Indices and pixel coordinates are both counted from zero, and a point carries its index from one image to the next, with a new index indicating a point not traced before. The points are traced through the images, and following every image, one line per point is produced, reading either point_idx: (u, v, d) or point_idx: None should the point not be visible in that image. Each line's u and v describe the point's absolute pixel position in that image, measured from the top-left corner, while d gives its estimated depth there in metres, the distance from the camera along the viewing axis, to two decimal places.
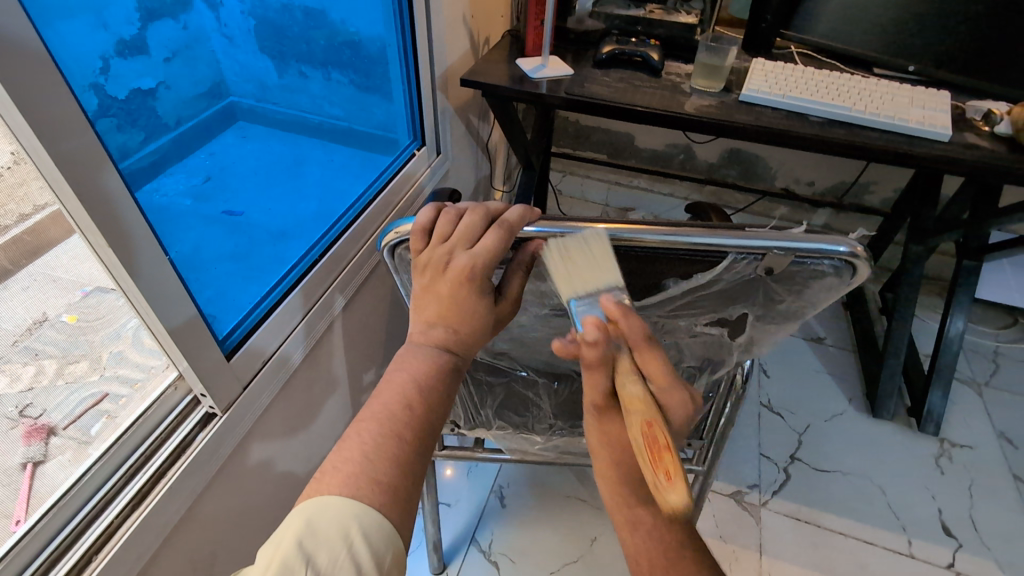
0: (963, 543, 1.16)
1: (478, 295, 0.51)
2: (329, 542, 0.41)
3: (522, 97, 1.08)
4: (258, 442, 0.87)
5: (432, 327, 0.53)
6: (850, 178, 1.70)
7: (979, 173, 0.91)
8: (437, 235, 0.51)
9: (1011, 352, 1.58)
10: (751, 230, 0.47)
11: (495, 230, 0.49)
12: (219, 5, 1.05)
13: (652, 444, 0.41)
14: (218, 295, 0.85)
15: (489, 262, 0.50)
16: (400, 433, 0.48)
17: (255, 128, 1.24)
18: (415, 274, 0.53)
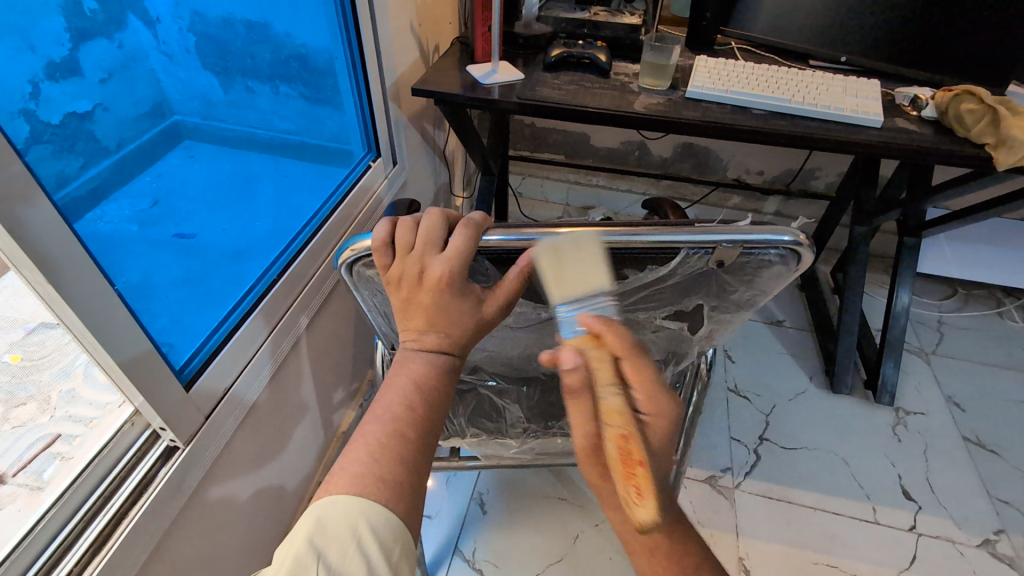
0: (922, 505, 1.22)
1: (462, 297, 0.50)
2: (339, 539, 0.41)
3: (473, 104, 1.08)
4: (227, 470, 0.84)
5: (423, 334, 0.52)
6: (796, 166, 1.77)
7: (912, 155, 0.96)
8: (400, 247, 0.50)
9: (953, 321, 1.68)
10: (701, 226, 0.48)
11: (462, 230, 0.49)
12: (155, 23, 1.01)
13: (628, 457, 0.50)
14: (174, 324, 0.83)
15: (464, 263, 0.49)
16: (404, 431, 0.47)
17: (201, 146, 1.21)
18: (390, 290, 0.51)
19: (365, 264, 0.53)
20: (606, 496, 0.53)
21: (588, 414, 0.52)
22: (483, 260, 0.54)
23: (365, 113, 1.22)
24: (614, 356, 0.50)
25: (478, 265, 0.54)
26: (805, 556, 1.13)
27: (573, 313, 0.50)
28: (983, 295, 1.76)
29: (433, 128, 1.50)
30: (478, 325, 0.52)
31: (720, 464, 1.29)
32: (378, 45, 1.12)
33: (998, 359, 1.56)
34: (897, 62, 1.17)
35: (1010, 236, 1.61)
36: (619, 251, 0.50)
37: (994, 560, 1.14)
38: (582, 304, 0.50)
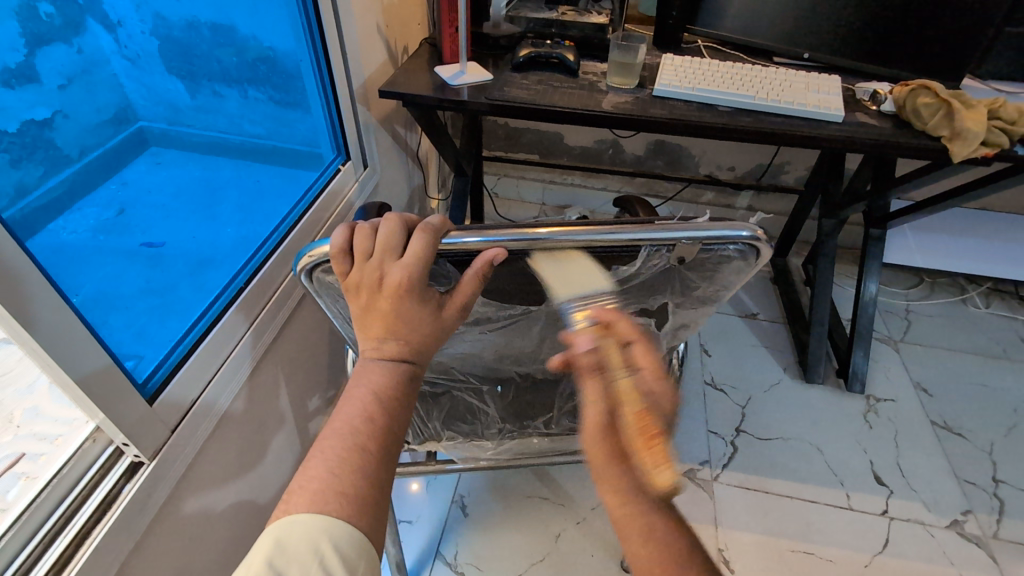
0: (893, 489, 1.25)
1: (421, 302, 0.51)
2: (300, 559, 0.40)
3: (441, 105, 1.07)
4: (197, 483, 0.82)
5: (383, 342, 0.52)
6: (766, 161, 1.80)
7: (873, 149, 0.98)
8: (359, 254, 0.49)
9: (920, 309, 1.72)
10: (660, 223, 0.48)
11: (421, 235, 0.48)
12: (117, 27, 1.01)
13: (646, 431, 0.50)
14: (134, 337, 0.80)
15: (422, 269, 0.49)
16: (363, 446, 0.47)
17: (168, 152, 1.19)
18: (349, 297, 0.51)
19: (325, 270, 0.52)
20: (610, 476, 0.51)
21: (604, 391, 0.53)
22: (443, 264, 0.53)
23: (333, 116, 1.20)
24: (623, 340, 0.54)
25: (441, 268, 0.54)
26: (782, 544, 1.15)
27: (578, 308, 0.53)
28: (948, 283, 1.82)
29: (405, 130, 1.49)
30: (435, 331, 0.53)
31: (698, 457, 1.30)
32: (344, 47, 1.11)
33: (963, 344, 1.61)
34: (857, 58, 1.20)
35: (971, 225, 1.66)
36: (585, 251, 0.50)
37: (961, 540, 1.17)
38: (586, 300, 0.52)
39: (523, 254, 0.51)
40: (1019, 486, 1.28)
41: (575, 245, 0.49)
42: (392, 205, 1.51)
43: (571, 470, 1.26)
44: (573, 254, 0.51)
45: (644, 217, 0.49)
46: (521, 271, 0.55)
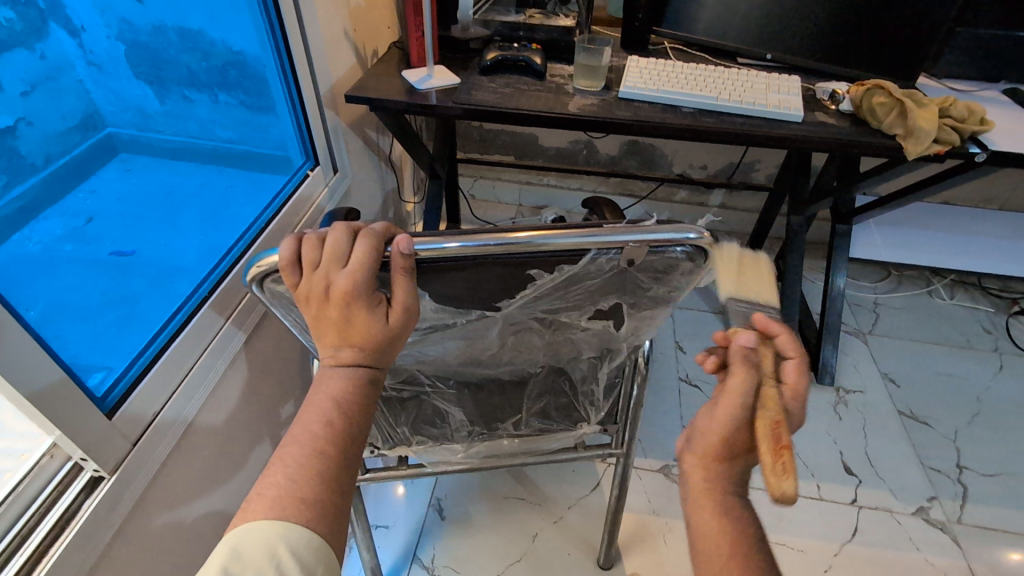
0: (862, 479, 1.29)
1: (367, 311, 0.50)
2: (255, 563, 0.41)
3: (407, 109, 1.07)
4: (164, 494, 0.81)
5: (338, 350, 0.51)
6: (736, 159, 1.84)
7: (834, 146, 1.00)
8: (307, 265, 0.49)
9: (888, 301, 1.77)
10: (607, 228, 0.50)
11: (366, 240, 0.50)
12: (80, 32, 0.99)
13: (779, 439, 0.44)
14: (87, 348, 0.79)
15: (366, 277, 0.49)
16: (323, 450, 0.47)
17: (139, 159, 1.17)
18: (302, 309, 0.51)
19: (275, 278, 0.53)
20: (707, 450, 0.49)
21: (752, 385, 0.48)
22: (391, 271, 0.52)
23: (300, 120, 1.19)
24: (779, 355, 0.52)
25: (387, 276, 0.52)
26: None
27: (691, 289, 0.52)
28: (914, 276, 1.86)
29: (376, 134, 1.48)
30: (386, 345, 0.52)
31: (672, 453, 1.32)
32: (308, 52, 1.10)
33: (929, 335, 1.65)
34: (818, 58, 1.23)
35: (936, 218, 1.70)
36: (530, 255, 0.52)
37: (927, 526, 1.21)
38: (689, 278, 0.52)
39: (477, 260, 0.52)
40: (982, 471, 1.32)
41: (526, 249, 0.51)
42: (364, 209, 1.50)
43: (548, 471, 1.27)
44: (522, 259, 0.52)
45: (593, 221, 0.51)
46: (473, 278, 0.55)
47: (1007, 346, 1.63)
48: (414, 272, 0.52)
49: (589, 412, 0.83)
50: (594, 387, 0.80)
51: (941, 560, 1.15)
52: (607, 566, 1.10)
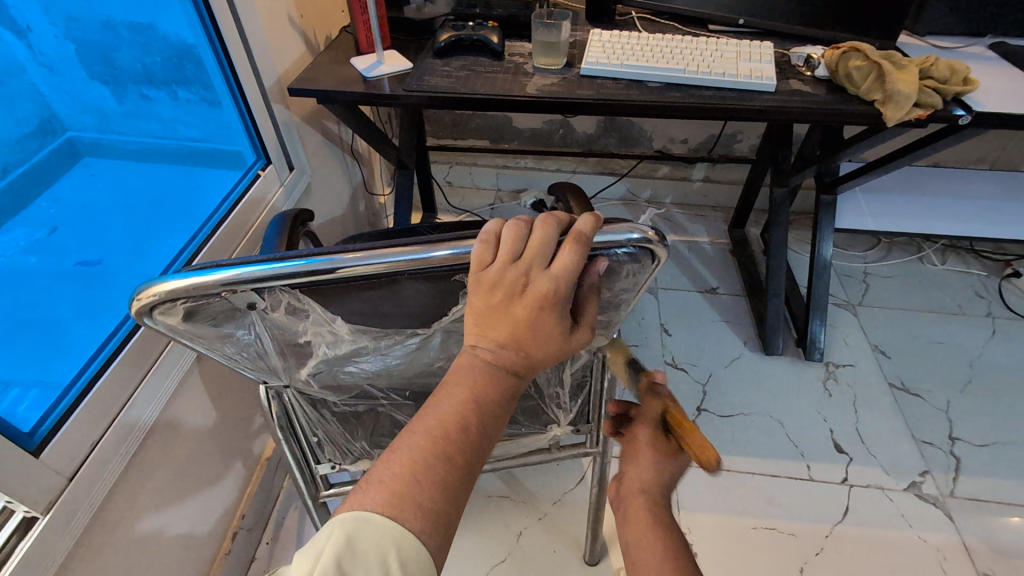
0: (852, 456, 1.26)
1: (541, 298, 0.44)
2: (365, 565, 0.40)
3: (361, 100, 1.01)
4: (114, 525, 0.77)
5: (502, 348, 0.47)
6: (716, 131, 1.77)
7: (810, 116, 0.94)
8: (483, 266, 0.44)
9: (878, 270, 1.72)
10: (541, 240, 0.44)
11: (546, 229, 0.44)
12: (27, 32, 0.90)
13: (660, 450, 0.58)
14: (13, 367, 0.79)
15: (537, 258, 0.44)
16: (451, 456, 0.45)
17: (103, 163, 1.13)
18: (480, 310, 0.46)
19: (165, 310, 0.43)
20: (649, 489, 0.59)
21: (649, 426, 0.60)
22: (293, 293, 0.45)
23: (245, 116, 1.12)
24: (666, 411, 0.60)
25: (290, 300, 0.45)
26: (744, 522, 1.15)
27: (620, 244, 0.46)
28: (904, 242, 1.82)
29: (336, 124, 1.41)
30: (568, 343, 0.47)
31: None
32: (247, 43, 1.04)
33: (920, 303, 1.61)
34: (793, 21, 1.16)
35: (925, 182, 1.64)
36: (456, 269, 0.46)
37: (919, 501, 1.18)
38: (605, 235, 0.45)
39: (389, 276, 0.45)
40: (974, 441, 1.29)
41: (447, 256, 0.45)
42: (330, 206, 1.44)
43: (533, 467, 1.24)
44: (445, 270, 0.46)
45: (526, 234, 0.45)
46: (395, 295, 0.48)
47: (1000, 310, 1.59)
48: (322, 293, 0.45)
49: (558, 414, 0.80)
50: (560, 390, 0.76)
51: (935, 537, 1.12)
52: (593, 563, 1.07)
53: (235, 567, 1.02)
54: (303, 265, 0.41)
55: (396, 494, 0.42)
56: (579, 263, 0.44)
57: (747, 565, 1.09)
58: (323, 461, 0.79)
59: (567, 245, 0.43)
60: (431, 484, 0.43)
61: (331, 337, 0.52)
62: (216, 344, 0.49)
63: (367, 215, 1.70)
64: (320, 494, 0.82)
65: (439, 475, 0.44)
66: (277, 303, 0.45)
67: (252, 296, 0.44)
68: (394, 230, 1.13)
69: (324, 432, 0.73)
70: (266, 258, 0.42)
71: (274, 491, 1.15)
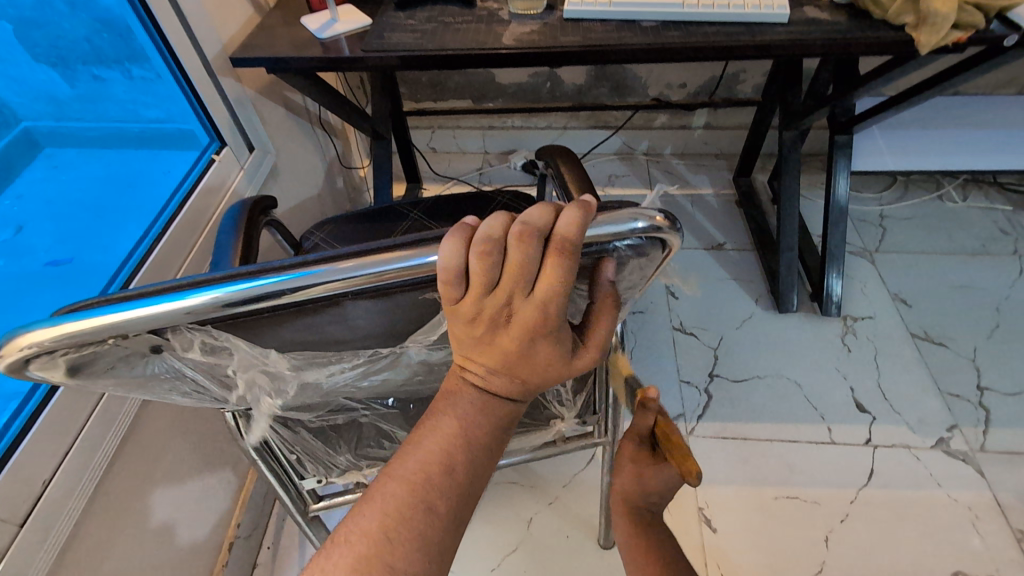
0: (876, 415, 1.19)
1: (528, 326, 0.36)
2: None
3: (316, 67, 0.89)
4: (86, 559, 0.72)
5: (493, 374, 0.41)
6: (717, 72, 1.63)
7: (829, 48, 0.82)
8: (453, 296, 0.35)
9: (895, 213, 1.61)
10: (520, 259, 0.33)
11: (523, 246, 0.33)
12: None
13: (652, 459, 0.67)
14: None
15: (516, 283, 0.34)
16: (432, 504, 0.38)
17: (66, 153, 1.01)
18: (462, 335, 0.39)
19: (46, 363, 0.34)
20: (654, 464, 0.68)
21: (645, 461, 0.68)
22: (204, 329, 0.36)
23: (191, 94, 1.01)
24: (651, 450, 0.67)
25: (204, 337, 0.37)
26: (764, 492, 1.10)
27: (625, 236, 0.35)
28: (921, 180, 1.70)
29: (300, 96, 1.28)
30: (569, 367, 0.41)
31: (671, 411, 1.22)
32: (178, 9, 0.91)
33: (941, 245, 1.51)
34: None
35: (945, 114, 1.51)
36: (412, 286, 0.37)
37: (948, 458, 1.12)
38: (603, 228, 0.35)
39: (318, 301, 0.36)
40: (1003, 390, 1.22)
41: (390, 276, 0.35)
42: (303, 186, 1.33)
43: None
44: (395, 288, 0.37)
45: (500, 246, 0.34)
46: (341, 317, 0.39)
47: None
48: (245, 325, 0.37)
49: (561, 409, 0.72)
50: (561, 387, 0.68)
51: (965, 495, 1.07)
52: (609, 546, 1.03)
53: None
54: (213, 295, 0.32)
55: (363, 559, 0.35)
56: (569, 280, 0.34)
57: (769, 538, 1.04)
58: (308, 477, 0.72)
59: (550, 263, 0.33)
60: (405, 540, 0.36)
61: (271, 367, 0.43)
62: (135, 387, 0.41)
63: (346, 191, 1.59)
64: (309, 508, 0.75)
65: (416, 529, 0.37)
66: (188, 343, 0.37)
67: (155, 337, 0.35)
68: (371, 210, 1.02)
69: (302, 449, 0.66)
70: (172, 288, 0.33)
71: (271, 494, 1.09)
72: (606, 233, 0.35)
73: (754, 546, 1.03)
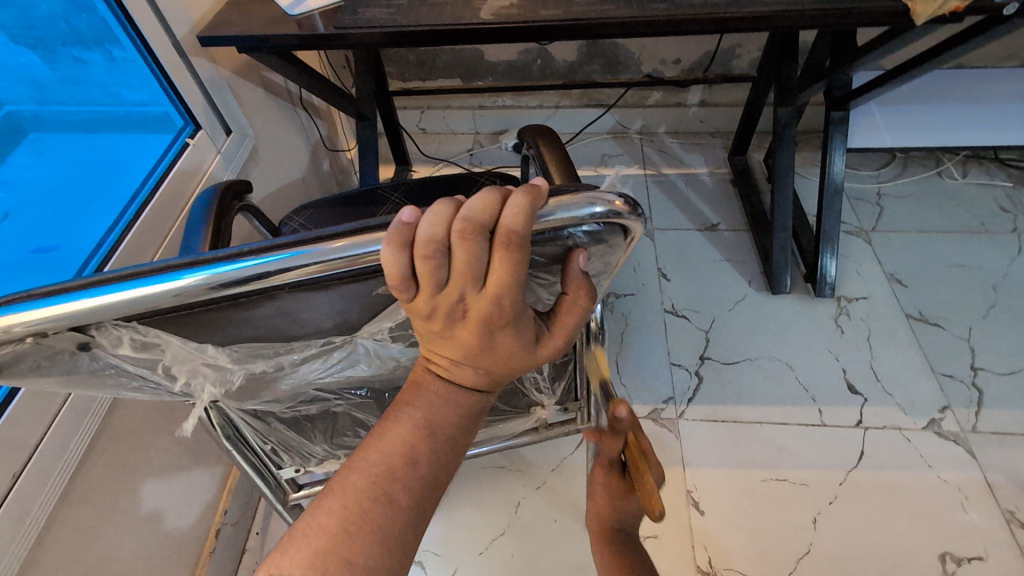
0: (868, 397, 1.18)
1: (485, 319, 0.35)
2: None
3: (288, 46, 0.86)
4: (65, 550, 0.71)
5: (457, 365, 0.40)
6: (712, 47, 1.58)
7: (820, 19, 0.78)
8: (403, 297, 0.33)
9: (893, 190, 1.58)
10: (467, 257, 0.31)
11: (468, 245, 0.30)
12: None
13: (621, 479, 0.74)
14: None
15: (467, 282, 0.32)
16: (394, 497, 0.36)
17: (51, 137, 0.93)
18: (420, 331, 0.38)
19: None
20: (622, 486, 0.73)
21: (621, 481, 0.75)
22: (131, 327, 0.35)
23: (164, 79, 0.99)
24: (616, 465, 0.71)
25: (130, 334, 0.35)
26: (753, 475, 1.09)
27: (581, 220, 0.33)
28: (921, 156, 1.66)
29: (278, 76, 1.25)
30: (534, 356, 0.40)
31: (661, 394, 1.22)
32: None
33: (939, 223, 1.48)
34: None
35: (946, 88, 1.47)
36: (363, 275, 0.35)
37: (938, 439, 1.11)
38: (557, 213, 0.32)
39: (250, 297, 0.35)
40: (998, 370, 1.20)
41: (325, 271, 0.34)
42: (286, 169, 1.30)
43: None
44: (351, 276, 0.35)
45: (445, 245, 0.31)
46: (286, 310, 0.38)
47: None
48: (177, 319, 0.35)
49: (540, 396, 0.71)
50: (539, 374, 0.66)
51: (955, 476, 1.06)
52: None
53: (222, 564, 0.98)
54: (142, 289, 0.31)
55: (319, 555, 0.33)
56: (521, 272, 0.32)
57: (756, 520, 1.04)
58: (285, 466, 0.71)
59: (499, 258, 0.31)
60: (365, 535, 0.34)
61: (215, 360, 0.42)
62: (69, 381, 0.40)
63: (332, 174, 1.56)
64: (289, 496, 0.75)
65: (377, 523, 0.35)
66: (116, 340, 0.35)
67: (79, 334, 0.34)
68: (352, 194, 1.00)
69: (276, 439, 0.65)
70: (128, 275, 0.32)
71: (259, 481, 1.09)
72: (561, 218, 0.33)
73: (742, 528, 1.03)
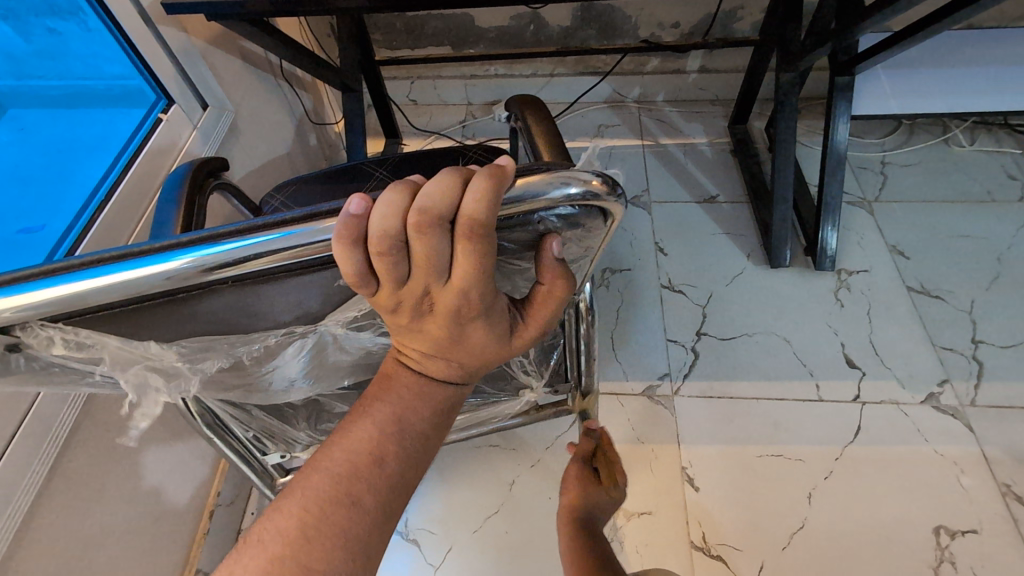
0: (866, 371, 1.17)
1: (454, 311, 0.34)
2: None
3: (257, 13, 0.82)
4: (49, 539, 0.71)
5: (429, 356, 0.39)
6: (713, 8, 1.51)
7: None
8: (366, 291, 0.32)
9: (897, 158, 1.54)
10: (428, 251, 0.29)
11: (427, 239, 0.29)
12: None
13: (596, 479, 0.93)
14: None
15: (430, 275, 0.31)
16: (357, 497, 0.35)
17: (31, 112, 0.88)
18: (389, 323, 0.37)
19: None
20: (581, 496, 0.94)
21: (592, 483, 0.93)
22: (60, 325, 0.34)
23: (133, 52, 0.96)
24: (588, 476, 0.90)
25: (61, 335, 0.35)
26: (749, 451, 1.08)
27: (555, 205, 0.31)
28: (927, 122, 1.61)
29: (256, 47, 1.20)
30: (508, 345, 0.40)
31: (656, 371, 1.20)
32: None
33: (945, 192, 1.44)
34: None
35: (955, 49, 1.41)
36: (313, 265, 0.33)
37: (937, 413, 1.10)
38: (526, 200, 0.30)
39: (190, 292, 0.33)
40: (999, 343, 1.18)
41: (272, 264, 0.32)
42: (271, 145, 1.26)
43: None
44: (300, 267, 0.33)
45: (404, 239, 0.29)
46: (237, 300, 0.36)
47: None
48: (110, 317, 0.34)
49: (529, 378, 0.69)
50: (526, 356, 0.65)
51: (952, 450, 1.06)
52: None
53: (218, 547, 0.98)
54: (77, 284, 0.30)
55: (278, 561, 0.32)
56: (486, 263, 0.31)
57: (751, 496, 1.04)
58: (271, 452, 0.69)
59: (461, 250, 0.29)
60: (324, 539, 0.33)
61: (162, 356, 0.41)
62: (14, 378, 0.39)
63: (319, 149, 1.51)
64: (276, 482, 0.74)
65: (339, 525, 0.33)
66: (47, 340, 0.35)
67: (6, 336, 0.34)
68: (336, 170, 0.96)
69: (256, 426, 0.63)
70: (69, 267, 0.30)
71: None
72: (531, 205, 0.30)
73: (736, 503, 1.03)
